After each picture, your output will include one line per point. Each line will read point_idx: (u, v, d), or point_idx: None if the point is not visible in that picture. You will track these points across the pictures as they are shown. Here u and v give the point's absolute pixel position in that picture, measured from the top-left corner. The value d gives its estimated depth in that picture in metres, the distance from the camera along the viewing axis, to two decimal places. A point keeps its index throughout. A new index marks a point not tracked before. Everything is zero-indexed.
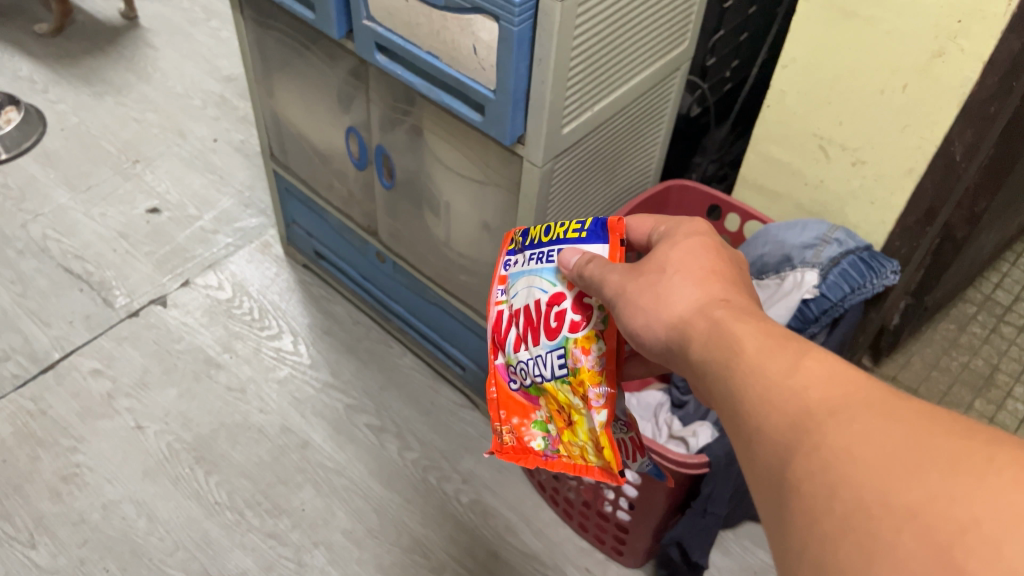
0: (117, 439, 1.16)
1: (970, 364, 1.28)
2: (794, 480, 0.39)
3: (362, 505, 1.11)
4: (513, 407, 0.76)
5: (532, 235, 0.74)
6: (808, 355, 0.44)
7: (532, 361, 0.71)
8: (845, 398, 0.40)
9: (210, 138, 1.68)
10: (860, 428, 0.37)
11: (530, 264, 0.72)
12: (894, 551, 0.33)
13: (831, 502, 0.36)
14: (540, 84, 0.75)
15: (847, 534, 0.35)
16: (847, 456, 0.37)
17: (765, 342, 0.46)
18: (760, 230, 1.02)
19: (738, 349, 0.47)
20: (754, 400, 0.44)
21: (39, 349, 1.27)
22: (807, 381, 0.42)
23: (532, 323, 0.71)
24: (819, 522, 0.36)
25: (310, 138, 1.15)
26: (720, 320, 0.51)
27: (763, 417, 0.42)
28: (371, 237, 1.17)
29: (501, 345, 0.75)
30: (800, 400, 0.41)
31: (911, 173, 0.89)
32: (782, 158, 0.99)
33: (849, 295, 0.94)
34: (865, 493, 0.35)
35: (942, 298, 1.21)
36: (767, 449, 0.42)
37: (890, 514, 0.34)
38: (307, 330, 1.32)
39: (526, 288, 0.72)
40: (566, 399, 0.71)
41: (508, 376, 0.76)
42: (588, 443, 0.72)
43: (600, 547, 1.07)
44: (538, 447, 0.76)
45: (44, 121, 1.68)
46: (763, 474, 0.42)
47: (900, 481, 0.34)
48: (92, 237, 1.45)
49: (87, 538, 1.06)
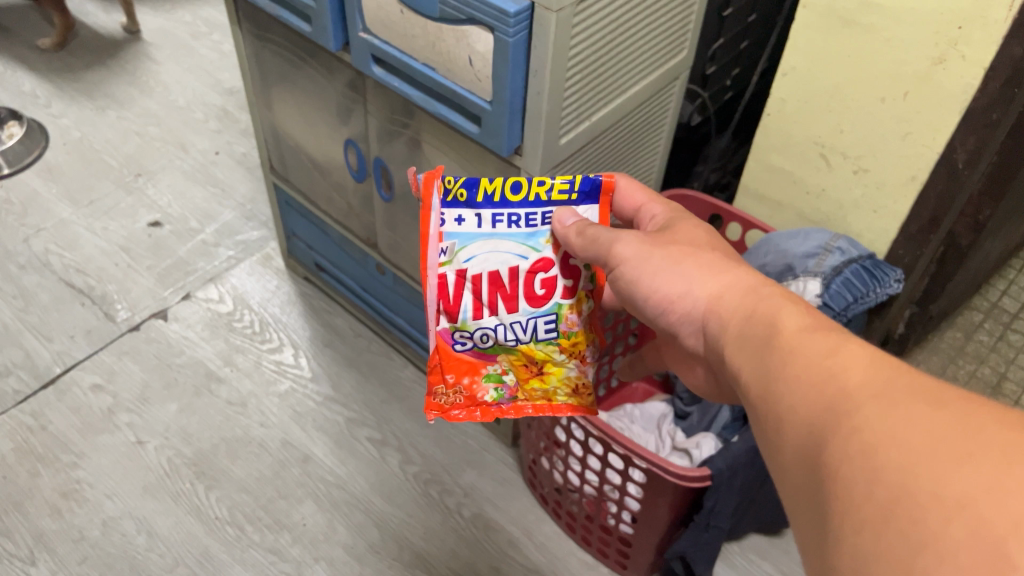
0: (117, 454, 1.15)
1: (977, 372, 1.27)
2: (831, 466, 0.39)
3: (363, 520, 1.10)
4: (462, 368, 0.76)
5: (485, 190, 0.69)
6: (849, 343, 0.44)
7: (503, 327, 0.73)
8: (890, 385, 0.40)
9: (212, 151, 1.68)
10: (906, 416, 0.38)
11: (501, 227, 0.70)
12: (941, 540, 0.33)
13: (872, 488, 0.36)
14: (536, 95, 0.74)
15: (890, 521, 0.35)
16: (891, 441, 0.37)
17: (805, 328, 0.47)
18: (761, 240, 1.01)
19: (777, 332, 0.48)
20: (793, 386, 0.44)
21: (40, 363, 1.27)
22: (850, 366, 0.42)
23: (506, 290, 0.71)
24: (858, 508, 0.36)
25: (308, 150, 1.15)
26: (758, 305, 0.51)
27: (803, 402, 0.43)
28: (371, 249, 1.17)
29: (450, 310, 0.72)
30: (842, 383, 0.41)
31: (913, 181, 0.88)
32: (783, 167, 0.99)
33: (852, 304, 0.93)
34: (911, 483, 0.35)
35: (947, 306, 1.20)
36: (805, 436, 0.42)
37: (938, 503, 0.34)
38: (308, 343, 1.31)
39: (491, 253, 0.70)
40: (545, 355, 0.74)
41: (452, 338, 0.74)
42: (560, 388, 0.76)
43: (604, 561, 1.06)
44: (490, 399, 0.77)
45: (46, 136, 1.68)
46: (801, 459, 0.42)
47: (950, 471, 0.34)
48: (94, 252, 1.45)
49: (87, 555, 1.05)
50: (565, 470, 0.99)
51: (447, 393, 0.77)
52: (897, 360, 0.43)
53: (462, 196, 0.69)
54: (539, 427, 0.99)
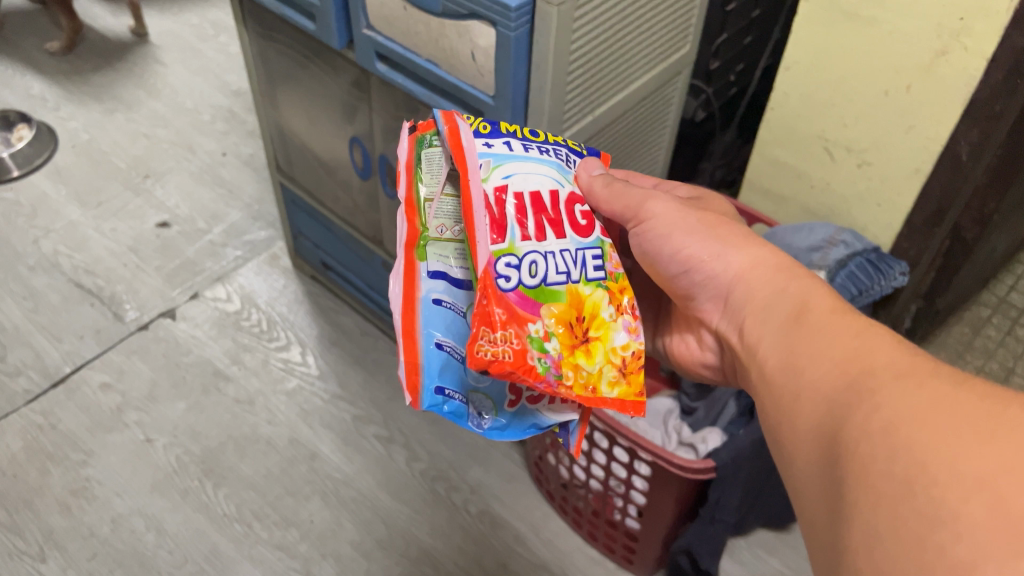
0: (126, 452, 1.16)
1: (985, 367, 1.26)
2: (851, 444, 0.39)
3: (370, 516, 1.11)
4: (506, 311, 0.54)
5: (507, 128, 0.62)
6: (870, 327, 0.46)
7: (551, 256, 0.57)
8: (913, 367, 0.41)
9: (219, 152, 1.69)
10: (927, 395, 0.38)
11: (532, 154, 0.61)
12: (958, 517, 0.33)
13: (890, 465, 0.36)
14: (539, 89, 0.74)
15: (907, 498, 0.35)
16: (913, 421, 0.37)
17: (832, 310, 0.49)
18: (766, 233, 1.01)
19: (806, 313, 0.50)
20: (822, 367, 0.45)
21: (50, 363, 1.27)
22: (877, 349, 0.43)
23: (549, 215, 0.58)
24: (875, 484, 0.36)
25: (314, 149, 1.15)
26: (786, 286, 0.53)
27: (829, 383, 0.44)
28: (377, 247, 1.17)
29: (492, 227, 0.56)
30: (867, 364, 0.43)
31: (917, 173, 0.87)
32: (787, 161, 0.99)
33: (856, 297, 0.94)
34: (931, 459, 0.35)
35: (954, 301, 1.20)
36: (828, 413, 0.43)
37: (955, 481, 0.34)
38: (316, 341, 1.32)
39: (529, 175, 0.59)
40: (594, 307, 0.58)
41: (493, 270, 0.55)
42: (608, 366, 0.58)
43: (611, 555, 1.06)
44: (538, 369, 0.53)
45: (55, 138, 1.69)
46: (821, 439, 0.43)
47: (970, 449, 0.34)
48: (103, 252, 1.46)
49: (96, 552, 1.06)
50: (572, 466, 0.99)
51: (495, 340, 0.52)
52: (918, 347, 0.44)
53: (485, 128, 0.61)
54: None
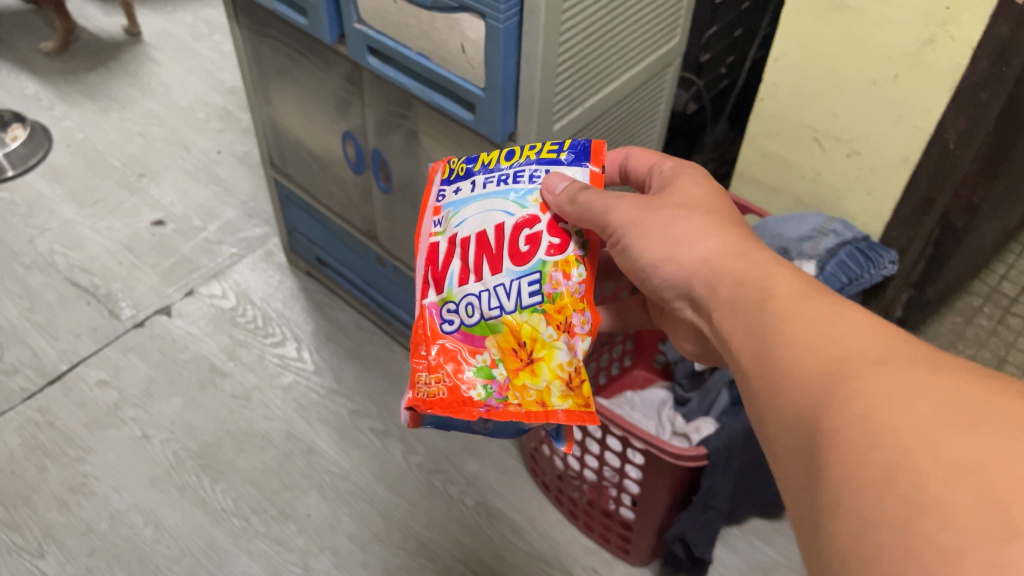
0: (123, 449, 1.17)
1: (977, 356, 1.27)
2: (828, 429, 0.38)
3: (367, 509, 1.11)
4: (447, 352, 0.65)
5: (482, 161, 0.68)
6: (843, 309, 0.44)
7: (486, 292, 0.63)
8: (887, 353, 0.40)
9: (214, 150, 1.69)
10: (905, 382, 0.37)
11: (490, 187, 0.65)
12: (944, 505, 0.32)
13: (870, 450, 0.35)
14: (528, 81, 0.75)
15: (890, 485, 0.34)
16: (892, 408, 0.36)
17: (798, 293, 0.47)
18: (758, 224, 1.01)
19: (771, 298, 0.48)
20: (791, 351, 0.44)
21: (46, 361, 1.28)
22: (848, 333, 0.42)
23: (489, 250, 0.64)
24: (856, 469, 0.35)
25: (307, 145, 1.16)
26: (749, 271, 0.52)
27: (801, 366, 0.42)
28: (371, 241, 1.18)
29: (437, 279, 0.66)
30: (842, 349, 0.41)
31: (906, 162, 0.88)
32: (777, 152, 1.00)
33: (847, 286, 0.94)
34: (914, 444, 0.34)
35: (945, 289, 1.20)
36: (803, 398, 0.41)
37: (939, 468, 0.33)
38: (312, 337, 1.33)
39: (481, 212, 0.65)
40: (532, 331, 0.63)
41: (439, 318, 0.66)
42: (555, 382, 0.63)
43: (606, 546, 1.07)
44: (477, 398, 0.64)
45: (49, 138, 1.69)
46: (797, 424, 0.41)
47: (953, 438, 0.33)
48: (98, 251, 1.47)
49: (95, 548, 1.06)
50: (566, 456, 1.00)
51: (428, 382, 0.65)
52: (892, 329, 0.43)
53: (461, 170, 0.69)
54: None
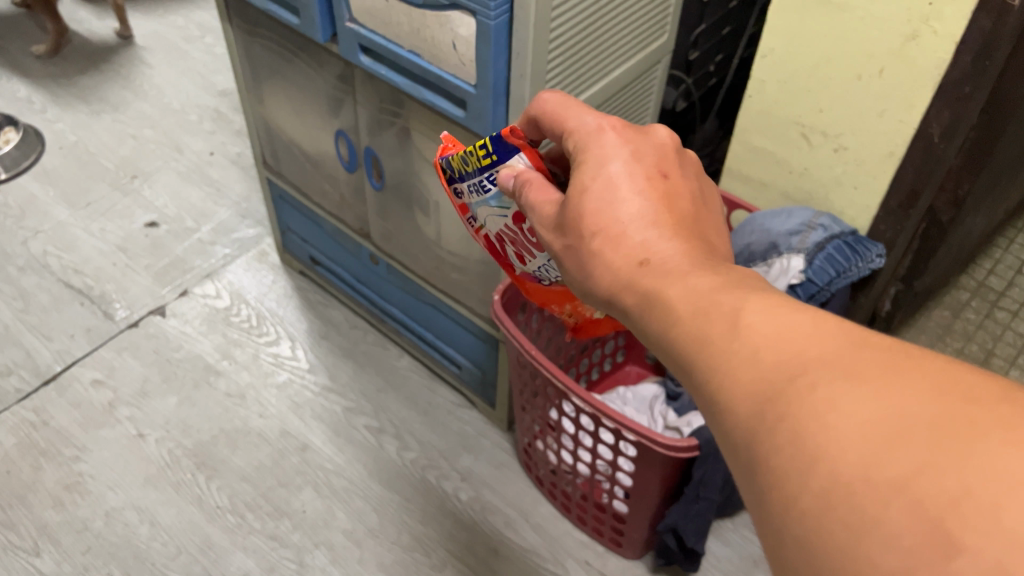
0: (118, 447, 1.17)
1: (965, 349, 1.29)
2: (760, 452, 0.36)
3: (362, 505, 1.12)
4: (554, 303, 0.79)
5: (456, 167, 0.71)
6: (751, 309, 0.41)
7: (542, 270, 0.72)
8: (801, 358, 0.37)
9: (207, 152, 1.70)
10: (822, 394, 0.35)
11: (475, 196, 0.71)
12: (883, 530, 0.31)
13: (804, 475, 0.34)
14: (519, 77, 0.76)
15: (830, 513, 0.32)
16: (814, 428, 0.34)
17: (711, 296, 0.43)
18: (747, 220, 1.02)
19: (675, 317, 0.44)
20: (708, 368, 0.41)
21: (41, 362, 1.28)
22: (756, 343, 0.39)
23: (518, 241, 0.71)
24: (796, 497, 0.34)
25: (300, 144, 1.17)
26: (650, 287, 0.47)
27: (720, 386, 0.39)
28: (364, 239, 1.19)
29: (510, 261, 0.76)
30: (753, 365, 0.38)
31: (891, 157, 0.90)
32: (765, 148, 1.01)
33: (835, 279, 0.94)
34: (843, 465, 0.32)
35: (933, 283, 1.22)
36: (727, 418, 0.39)
37: (873, 490, 0.31)
38: (305, 335, 1.33)
39: (490, 216, 0.72)
40: None
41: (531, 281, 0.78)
42: None
43: (600, 540, 1.08)
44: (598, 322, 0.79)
45: (42, 140, 1.70)
46: (728, 444, 0.39)
47: (881, 451, 0.32)
48: (92, 252, 1.47)
49: (91, 546, 1.07)
50: (559, 450, 1.01)
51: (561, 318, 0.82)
52: (799, 319, 0.39)
53: (448, 174, 0.74)
54: (533, 410, 1.01)
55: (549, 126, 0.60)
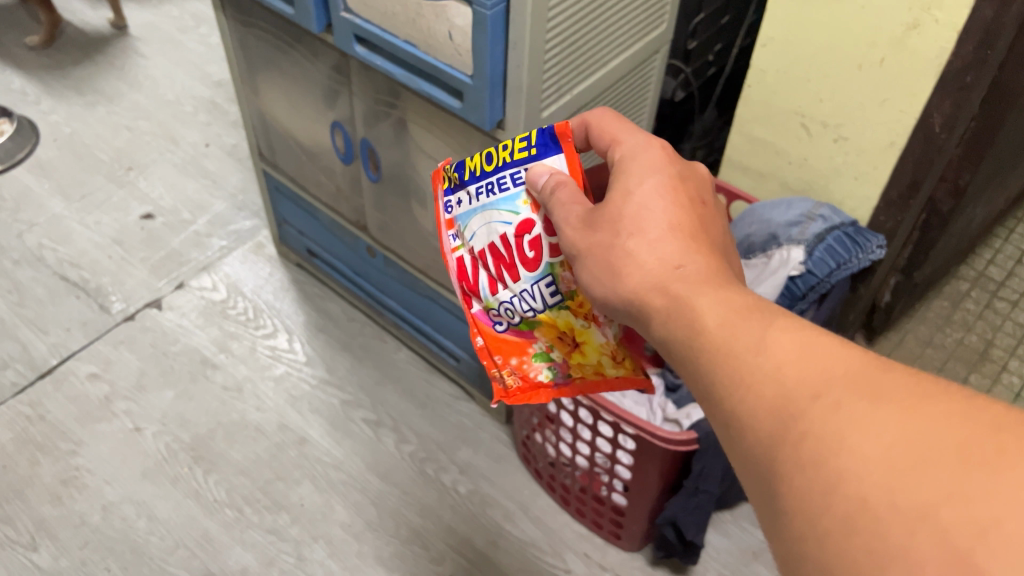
0: (115, 441, 1.17)
1: (964, 340, 1.28)
2: (782, 472, 0.37)
3: (361, 498, 1.12)
4: (507, 349, 0.71)
5: (470, 168, 0.68)
6: (776, 328, 0.42)
7: (517, 298, 0.67)
8: (826, 378, 0.38)
9: (202, 143, 1.69)
10: (847, 415, 0.35)
11: (481, 199, 0.67)
12: (907, 554, 0.31)
13: (827, 497, 0.34)
14: (516, 67, 0.75)
15: (852, 534, 0.33)
16: (839, 451, 0.35)
17: (732, 316, 0.45)
18: (746, 211, 1.01)
19: (699, 326, 0.46)
20: (729, 384, 0.41)
21: (37, 356, 1.28)
22: (781, 361, 0.40)
23: (504, 259, 0.66)
24: (817, 518, 0.34)
25: (295, 135, 1.16)
26: (677, 293, 0.49)
27: (741, 402, 0.40)
28: (361, 231, 1.18)
29: (473, 292, 0.70)
30: (775, 383, 0.39)
31: (892, 147, 0.89)
32: (765, 138, 1.00)
33: (835, 271, 0.93)
34: (868, 489, 0.33)
35: (933, 273, 1.21)
36: (748, 436, 0.39)
37: (897, 515, 0.32)
38: (303, 328, 1.33)
39: (484, 225, 0.67)
40: (568, 322, 0.67)
41: (489, 319, 0.70)
42: (603, 356, 0.68)
43: (599, 532, 1.07)
44: (546, 380, 0.72)
45: (36, 132, 1.69)
46: (748, 462, 0.40)
47: (905, 475, 0.32)
48: (88, 245, 1.46)
49: (88, 540, 1.06)
50: (558, 443, 1.01)
51: (503, 375, 0.72)
52: (826, 340, 0.40)
53: (455, 179, 0.71)
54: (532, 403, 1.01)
55: (597, 139, 0.63)
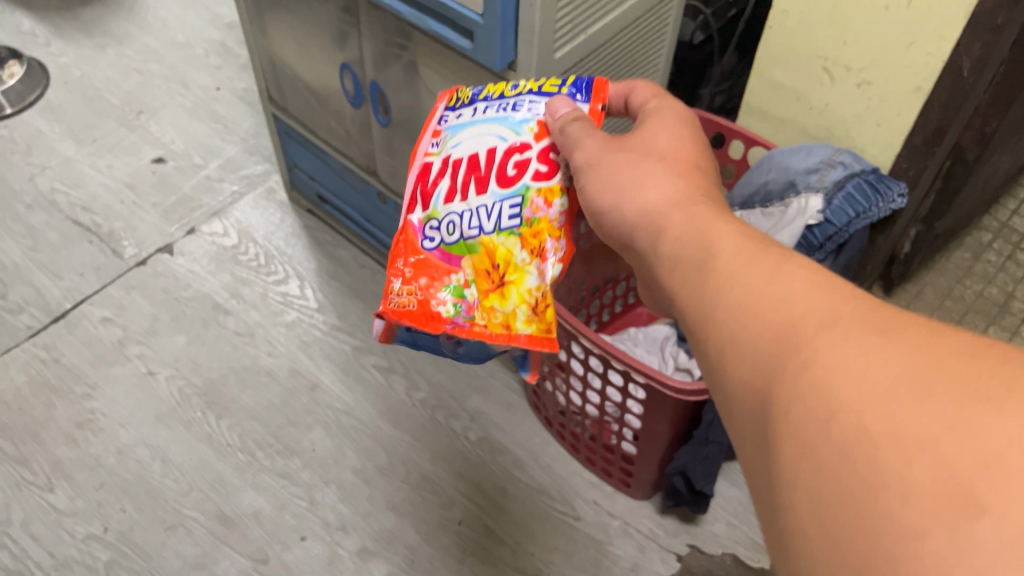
0: (129, 385, 1.17)
1: (984, 292, 1.26)
2: (778, 399, 0.35)
3: (372, 444, 1.12)
4: (423, 266, 0.69)
5: (486, 92, 0.72)
6: (788, 263, 0.40)
7: (469, 212, 0.67)
8: (835, 310, 0.36)
9: (213, 87, 1.67)
10: (856, 346, 0.34)
11: (483, 115, 0.69)
12: (904, 484, 0.29)
13: (824, 425, 0.33)
14: (528, 6, 0.73)
15: (847, 461, 0.31)
16: (841, 379, 0.33)
17: (743, 246, 0.43)
18: (765, 156, 0.98)
19: (709, 251, 0.44)
20: (733, 311, 0.40)
21: (51, 300, 1.28)
22: (794, 292, 0.38)
23: (478, 171, 0.67)
24: (812, 445, 0.33)
25: (304, 78, 1.14)
26: (691, 218, 0.48)
27: (746, 329, 0.39)
28: (371, 176, 1.16)
29: (423, 198, 0.70)
30: (786, 312, 0.38)
31: (918, 92, 0.86)
32: (785, 83, 0.97)
33: (854, 220, 0.91)
34: (867, 417, 0.31)
35: (954, 224, 1.18)
36: (749, 363, 0.38)
37: (897, 444, 0.30)
38: (314, 274, 1.32)
39: (474, 137, 0.68)
40: (506, 253, 0.67)
41: (423, 232, 0.69)
42: (521, 306, 0.68)
43: (608, 479, 1.08)
44: (443, 315, 0.68)
45: (47, 74, 1.67)
46: (744, 389, 0.38)
47: (908, 403, 0.31)
48: (100, 190, 1.46)
49: (104, 482, 1.08)
50: (568, 391, 1.00)
51: (401, 294, 0.69)
52: (841, 282, 0.39)
53: (463, 99, 0.73)
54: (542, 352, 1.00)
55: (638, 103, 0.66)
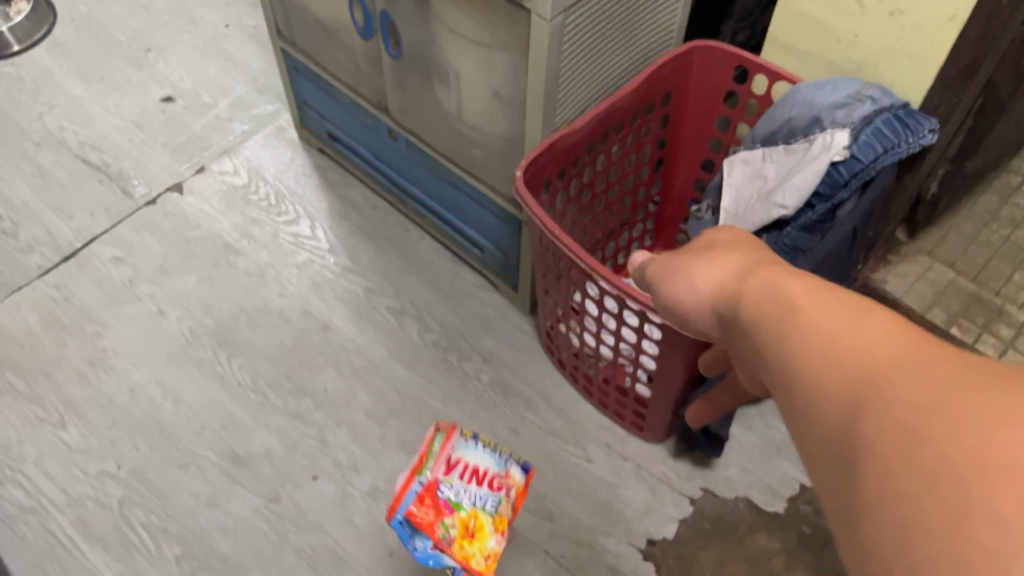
0: (139, 324, 1.17)
1: (1012, 237, 1.22)
2: (858, 436, 0.34)
3: (384, 385, 1.11)
4: None
5: None
6: (863, 308, 0.39)
7: None
8: (914, 350, 0.35)
9: (222, 24, 1.63)
10: (939, 385, 0.33)
11: None
12: (989, 510, 0.28)
13: (905, 457, 0.31)
14: None
15: (929, 491, 0.30)
16: (925, 416, 0.32)
17: (816, 293, 0.42)
18: (789, 91, 0.95)
19: (782, 300, 0.43)
20: (807, 354, 0.39)
21: (61, 239, 1.27)
22: (874, 333, 0.37)
23: None
24: (892, 478, 0.31)
25: (313, 10, 1.10)
26: (765, 278, 0.47)
27: (820, 371, 0.38)
28: (382, 113, 1.13)
29: None
30: (865, 354, 0.36)
31: (952, 22, 0.80)
32: (813, 13, 0.93)
33: (881, 156, 0.87)
34: (951, 449, 0.30)
35: (984, 165, 1.14)
36: (823, 404, 0.37)
37: (981, 471, 0.29)
38: (325, 215, 1.30)
39: None
40: None
41: None
42: None
43: (621, 423, 1.07)
44: None
45: (53, 10, 1.63)
46: (819, 433, 0.37)
47: (992, 432, 0.29)
48: (109, 128, 1.43)
49: (116, 420, 1.08)
50: (582, 332, 0.99)
51: None
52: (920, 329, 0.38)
53: None
54: (556, 293, 0.98)
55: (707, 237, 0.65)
